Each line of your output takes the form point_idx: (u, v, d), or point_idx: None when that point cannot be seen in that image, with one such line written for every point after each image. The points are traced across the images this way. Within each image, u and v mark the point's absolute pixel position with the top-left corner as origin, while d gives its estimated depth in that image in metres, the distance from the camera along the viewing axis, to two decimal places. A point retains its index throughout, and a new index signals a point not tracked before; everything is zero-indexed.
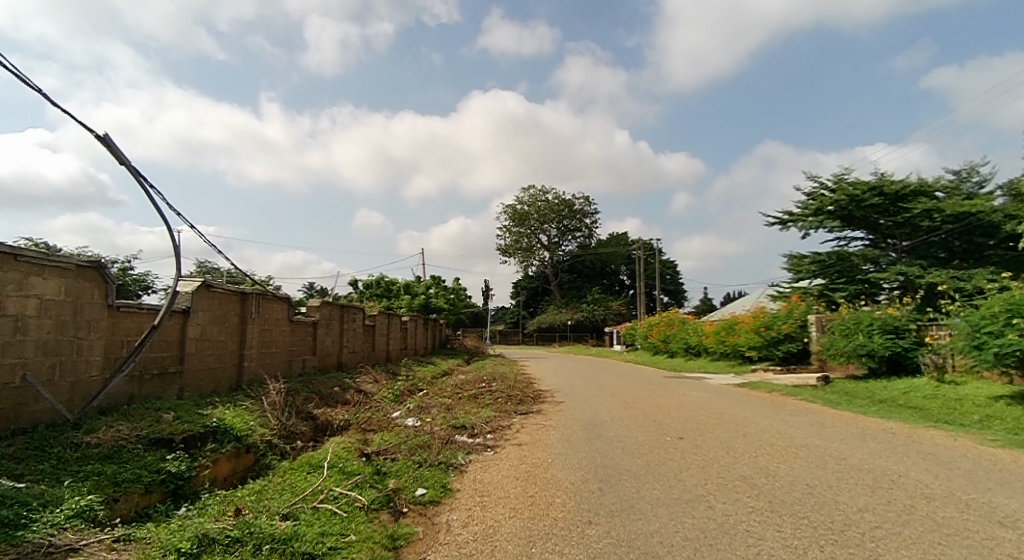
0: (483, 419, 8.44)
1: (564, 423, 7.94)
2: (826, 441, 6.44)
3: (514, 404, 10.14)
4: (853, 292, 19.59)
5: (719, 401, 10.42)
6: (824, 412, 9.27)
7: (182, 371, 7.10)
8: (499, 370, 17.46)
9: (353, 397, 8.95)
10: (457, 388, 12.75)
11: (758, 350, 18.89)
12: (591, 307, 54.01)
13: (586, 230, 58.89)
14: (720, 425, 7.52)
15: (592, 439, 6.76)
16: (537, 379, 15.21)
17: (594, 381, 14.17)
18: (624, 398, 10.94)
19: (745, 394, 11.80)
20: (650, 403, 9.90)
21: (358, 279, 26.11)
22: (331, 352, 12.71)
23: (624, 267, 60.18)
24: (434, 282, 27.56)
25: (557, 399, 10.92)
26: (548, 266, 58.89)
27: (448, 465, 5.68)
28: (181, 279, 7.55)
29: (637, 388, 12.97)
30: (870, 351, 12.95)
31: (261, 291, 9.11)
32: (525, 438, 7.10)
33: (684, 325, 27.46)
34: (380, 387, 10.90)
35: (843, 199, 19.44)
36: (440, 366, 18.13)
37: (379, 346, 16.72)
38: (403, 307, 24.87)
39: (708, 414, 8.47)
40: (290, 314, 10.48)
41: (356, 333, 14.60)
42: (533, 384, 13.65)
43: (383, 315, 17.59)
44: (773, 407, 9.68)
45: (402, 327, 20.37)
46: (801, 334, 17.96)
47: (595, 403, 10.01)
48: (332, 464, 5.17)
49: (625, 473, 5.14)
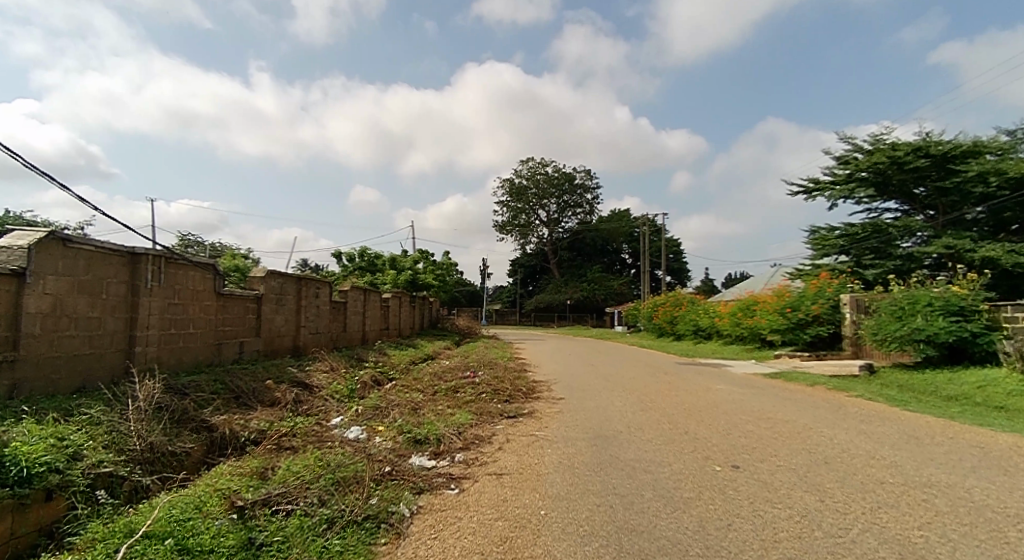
0: (455, 427, 6.27)
1: (564, 437, 5.83)
2: (961, 477, 4.27)
3: (500, 403, 8.02)
4: (891, 269, 17.39)
5: (757, 398, 8.36)
6: (902, 415, 7.13)
7: (15, 362, 4.91)
8: (490, 354, 15.37)
9: (286, 392, 6.79)
10: (436, 378, 10.64)
11: (781, 333, 16.78)
12: (591, 285, 51.88)
13: (587, 206, 56.48)
14: (782, 443, 5.42)
15: (605, 469, 4.63)
16: (532, 366, 13.14)
17: (599, 369, 12.14)
18: (638, 393, 8.80)
19: (784, 389, 9.69)
20: (672, 402, 7.82)
21: (339, 252, 23.77)
22: (284, 333, 10.55)
23: (626, 245, 57.86)
24: (423, 256, 25.23)
25: (555, 394, 8.81)
26: (547, 244, 56.55)
27: (377, 524, 3.48)
28: (20, 230, 5.30)
29: (650, 377, 10.98)
30: (930, 337, 10.88)
31: (163, 252, 6.87)
32: (508, 464, 4.94)
33: (693, 306, 25.31)
34: (335, 378, 8.76)
35: (883, 162, 17.08)
36: (423, 350, 15.99)
37: (351, 327, 14.57)
38: (388, 283, 22.60)
39: (756, 423, 6.39)
40: (219, 285, 8.28)
41: (319, 312, 12.41)
42: (526, 373, 11.58)
43: (358, 291, 15.41)
44: (830, 409, 7.56)
45: (382, 306, 18.15)
46: (833, 318, 15.85)
47: (603, 401, 7.91)
48: (163, 536, 2.97)
49: (669, 552, 3.00)
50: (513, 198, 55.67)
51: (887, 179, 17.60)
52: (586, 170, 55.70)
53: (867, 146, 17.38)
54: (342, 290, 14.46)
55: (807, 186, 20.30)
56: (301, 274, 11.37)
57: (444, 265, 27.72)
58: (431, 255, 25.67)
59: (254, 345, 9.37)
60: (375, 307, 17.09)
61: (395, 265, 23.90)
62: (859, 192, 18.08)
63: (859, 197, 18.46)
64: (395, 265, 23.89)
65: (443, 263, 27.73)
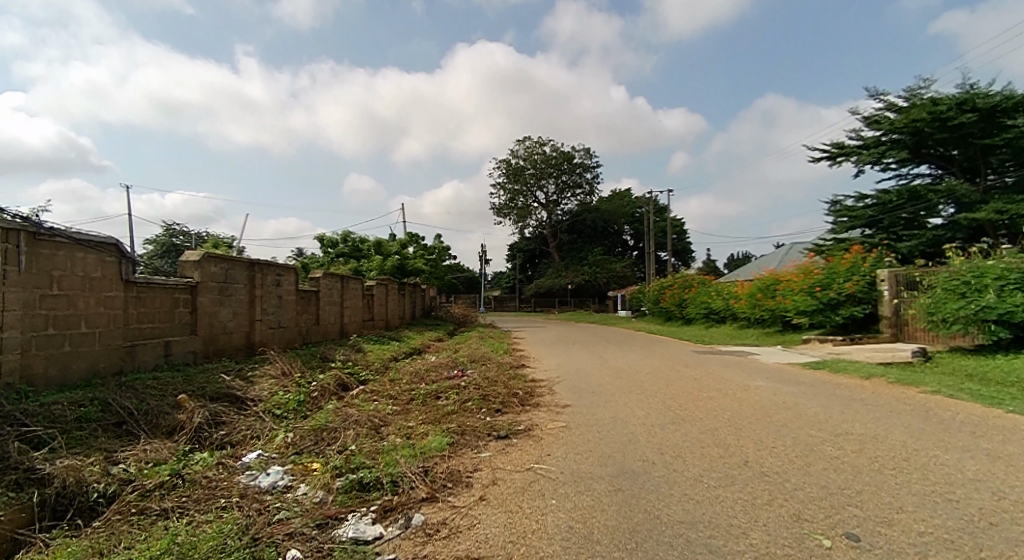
0: (424, 461, 4.53)
1: (575, 475, 4.11)
2: None
3: (491, 415, 6.30)
4: (929, 241, 15.68)
5: (812, 400, 6.67)
6: (1019, 422, 5.42)
7: None
8: (483, 347, 13.67)
9: (193, 412, 4.99)
10: (417, 379, 8.96)
11: (809, 315, 15.06)
12: (592, 269, 50.18)
13: (587, 186, 54.52)
14: (895, 485, 3.68)
15: (644, 546, 2.88)
16: (531, 361, 11.45)
17: (609, 364, 10.47)
18: (663, 396, 7.06)
19: (836, 384, 7.98)
20: (709, 411, 6.10)
21: (320, 237, 21.91)
22: (232, 330, 8.76)
23: (628, 226, 55.90)
24: (412, 240, 23.39)
25: (560, 400, 7.13)
26: (546, 226, 54.61)
27: None
28: None
29: (669, 372, 9.33)
30: (1003, 316, 9.20)
31: (25, 225, 5.07)
32: (491, 534, 3.18)
33: (703, 287, 23.56)
34: (284, 384, 7.03)
35: (922, 118, 15.44)
36: (408, 343, 14.25)
37: (324, 318, 12.85)
38: (373, 269, 20.76)
39: (835, 444, 4.66)
40: (125, 271, 6.47)
41: (282, 304, 10.62)
42: (524, 370, 9.87)
43: (333, 279, 13.60)
44: (916, 414, 5.84)
45: (365, 295, 16.33)
46: (869, 297, 14.13)
47: (621, 410, 6.22)
48: None
49: None
50: (510, 180, 53.60)
51: (923, 139, 16.04)
52: (585, 148, 53.65)
53: (902, 102, 15.80)
54: (313, 278, 12.65)
55: (832, 153, 18.65)
56: (256, 260, 9.52)
57: (435, 250, 25.89)
58: (421, 238, 23.82)
59: (186, 346, 7.59)
60: (355, 296, 15.28)
61: (381, 250, 22.06)
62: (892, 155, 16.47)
63: (892, 161, 16.86)
64: (381, 250, 22.04)
65: (434, 247, 25.89)
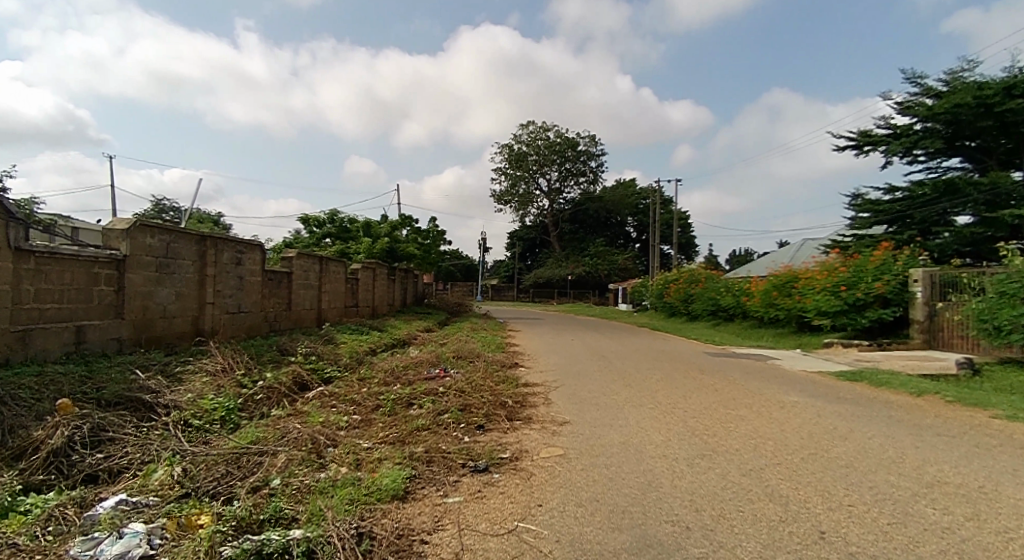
0: (365, 511, 3.24)
1: (576, 547, 2.83)
2: None
3: (470, 436, 4.99)
4: (965, 239, 14.44)
5: (868, 427, 5.39)
6: None
7: None
8: (473, 341, 12.37)
9: (54, 431, 3.66)
10: (391, 379, 7.67)
11: (831, 317, 13.78)
12: (593, 261, 48.97)
13: (591, 174, 53.02)
14: None
15: None
16: (526, 360, 10.19)
17: (612, 367, 9.18)
18: (682, 415, 5.76)
19: (886, 402, 6.72)
20: (743, 441, 4.81)
21: (306, 216, 20.52)
22: (175, 314, 7.39)
23: (631, 218, 54.52)
24: (404, 223, 22.00)
25: (557, 414, 5.84)
26: (547, 215, 53.19)
27: None
28: None
29: (684, 380, 8.04)
30: None
31: None
32: None
33: (711, 283, 22.23)
34: (220, 384, 5.73)
35: (965, 103, 14.39)
36: (391, 334, 12.91)
37: (297, 302, 11.52)
38: (361, 252, 19.36)
39: (935, 505, 3.37)
40: (13, 237, 5.11)
41: (245, 286, 9.26)
42: (516, 372, 8.58)
43: (310, 260, 12.23)
44: (1014, 453, 4.56)
45: (348, 280, 14.97)
46: (900, 298, 12.87)
47: (633, 435, 4.93)
48: None
49: None
50: (512, 165, 52.02)
51: (961, 129, 15.05)
52: (592, 136, 52.19)
53: (943, 86, 14.89)
54: (286, 258, 11.30)
55: (858, 142, 17.65)
56: (209, 234, 8.13)
57: (429, 234, 24.51)
58: (415, 221, 22.46)
59: (107, 332, 6.23)
60: (336, 281, 13.92)
61: (370, 232, 20.62)
62: (926, 145, 15.42)
63: (924, 152, 15.93)
64: (370, 232, 20.64)
65: (428, 231, 24.49)
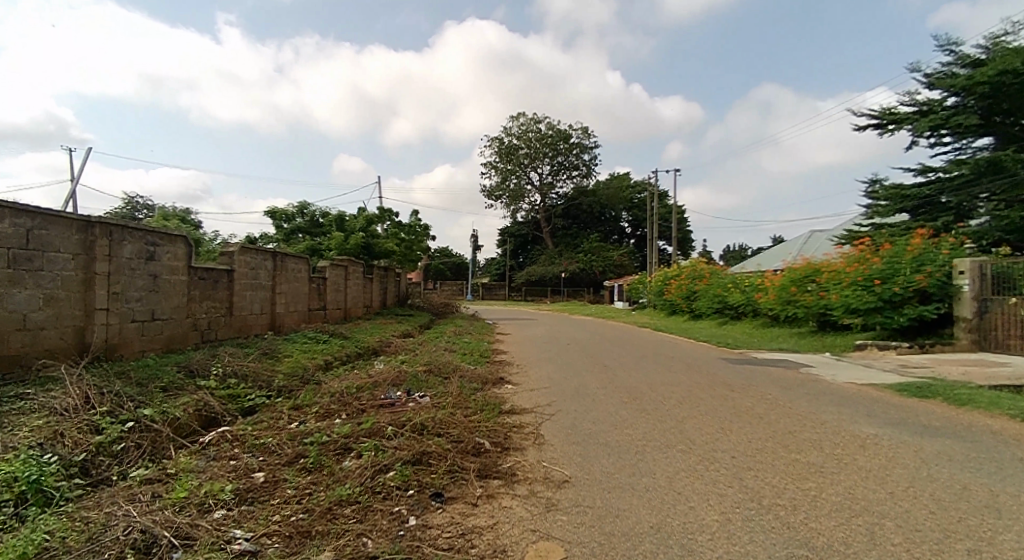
0: None
1: None
2: None
3: (418, 519, 3.18)
4: (1010, 224, 12.73)
5: (1008, 482, 3.67)
6: None
7: None
8: (453, 350, 10.58)
9: None
10: (333, 408, 5.85)
11: (864, 315, 12.10)
12: (588, 257, 47.33)
13: (584, 168, 51.30)
14: None
15: None
16: (513, 374, 8.42)
17: (619, 382, 7.43)
18: (731, 467, 4.02)
19: (992, 432, 5.03)
20: (847, 522, 3.05)
21: (273, 209, 18.58)
22: (42, 326, 5.53)
23: (625, 213, 52.92)
24: (382, 218, 20.14)
25: (553, 468, 4.09)
26: (539, 211, 51.44)
27: None
28: None
29: (712, 401, 6.32)
30: None
31: None
32: None
33: (716, 279, 20.58)
34: (56, 428, 3.89)
35: (1011, 69, 12.87)
36: (357, 341, 11.07)
37: (242, 305, 9.65)
38: (333, 249, 17.49)
39: None
40: None
41: (162, 286, 7.40)
42: (499, 394, 6.81)
43: (261, 257, 10.38)
44: None
45: (312, 279, 13.12)
46: (943, 293, 11.21)
47: (670, 514, 3.18)
48: None
49: None
50: (503, 159, 50.18)
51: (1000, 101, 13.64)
52: (584, 128, 50.46)
53: (983, 51, 13.38)
54: (226, 253, 9.43)
55: (880, 120, 16.08)
56: (100, 218, 6.23)
57: (409, 230, 22.71)
58: (394, 216, 20.67)
59: None
60: (297, 281, 12.06)
61: (344, 226, 18.73)
62: (960, 120, 14.02)
63: (952, 131, 14.59)
64: (344, 227, 18.78)
65: (410, 227, 22.68)
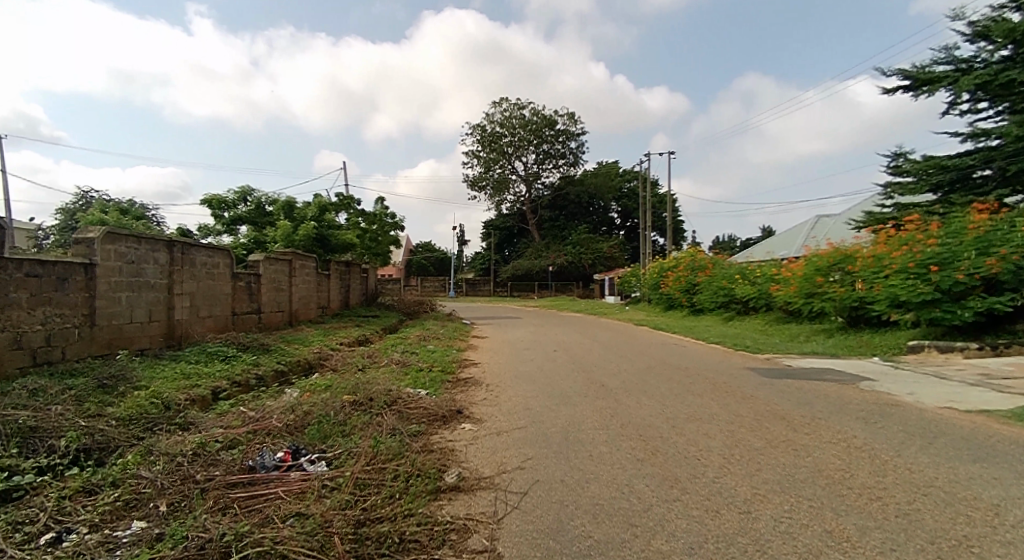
0: None
1: None
2: None
3: None
4: None
5: None
6: None
7: None
8: (407, 365, 8.21)
9: None
10: (148, 491, 3.42)
11: (915, 309, 9.90)
12: (576, 250, 45.25)
13: (571, 156, 48.96)
14: None
15: None
16: (474, 403, 6.05)
17: (626, 418, 5.11)
18: None
19: None
20: None
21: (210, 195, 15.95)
22: None
23: (614, 203, 50.77)
24: (341, 205, 17.62)
25: None
26: (525, 202, 49.10)
27: None
28: None
29: (777, 457, 4.00)
30: None
31: None
32: None
33: (721, 270, 18.37)
34: None
35: None
36: (283, 354, 8.66)
37: (115, 309, 7.16)
38: (279, 241, 14.96)
39: None
40: None
41: None
42: (445, 445, 4.45)
43: (147, 247, 7.88)
44: None
45: (238, 276, 10.62)
46: (1017, 281, 9.05)
47: None
48: None
49: None
50: (486, 148, 47.62)
51: None
52: (570, 115, 48.05)
53: None
54: (87, 242, 6.91)
55: (913, 81, 13.89)
56: None
57: (375, 220, 20.20)
58: (356, 204, 18.18)
59: None
60: (211, 280, 9.55)
61: (294, 215, 16.23)
62: (1013, 75, 11.87)
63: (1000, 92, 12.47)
64: (294, 216, 16.25)
65: (376, 216, 20.18)
